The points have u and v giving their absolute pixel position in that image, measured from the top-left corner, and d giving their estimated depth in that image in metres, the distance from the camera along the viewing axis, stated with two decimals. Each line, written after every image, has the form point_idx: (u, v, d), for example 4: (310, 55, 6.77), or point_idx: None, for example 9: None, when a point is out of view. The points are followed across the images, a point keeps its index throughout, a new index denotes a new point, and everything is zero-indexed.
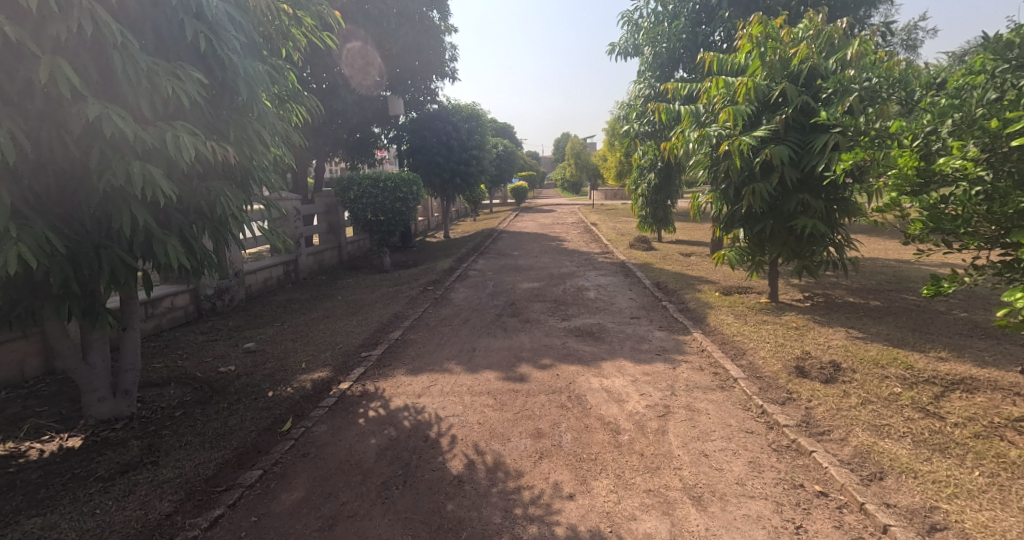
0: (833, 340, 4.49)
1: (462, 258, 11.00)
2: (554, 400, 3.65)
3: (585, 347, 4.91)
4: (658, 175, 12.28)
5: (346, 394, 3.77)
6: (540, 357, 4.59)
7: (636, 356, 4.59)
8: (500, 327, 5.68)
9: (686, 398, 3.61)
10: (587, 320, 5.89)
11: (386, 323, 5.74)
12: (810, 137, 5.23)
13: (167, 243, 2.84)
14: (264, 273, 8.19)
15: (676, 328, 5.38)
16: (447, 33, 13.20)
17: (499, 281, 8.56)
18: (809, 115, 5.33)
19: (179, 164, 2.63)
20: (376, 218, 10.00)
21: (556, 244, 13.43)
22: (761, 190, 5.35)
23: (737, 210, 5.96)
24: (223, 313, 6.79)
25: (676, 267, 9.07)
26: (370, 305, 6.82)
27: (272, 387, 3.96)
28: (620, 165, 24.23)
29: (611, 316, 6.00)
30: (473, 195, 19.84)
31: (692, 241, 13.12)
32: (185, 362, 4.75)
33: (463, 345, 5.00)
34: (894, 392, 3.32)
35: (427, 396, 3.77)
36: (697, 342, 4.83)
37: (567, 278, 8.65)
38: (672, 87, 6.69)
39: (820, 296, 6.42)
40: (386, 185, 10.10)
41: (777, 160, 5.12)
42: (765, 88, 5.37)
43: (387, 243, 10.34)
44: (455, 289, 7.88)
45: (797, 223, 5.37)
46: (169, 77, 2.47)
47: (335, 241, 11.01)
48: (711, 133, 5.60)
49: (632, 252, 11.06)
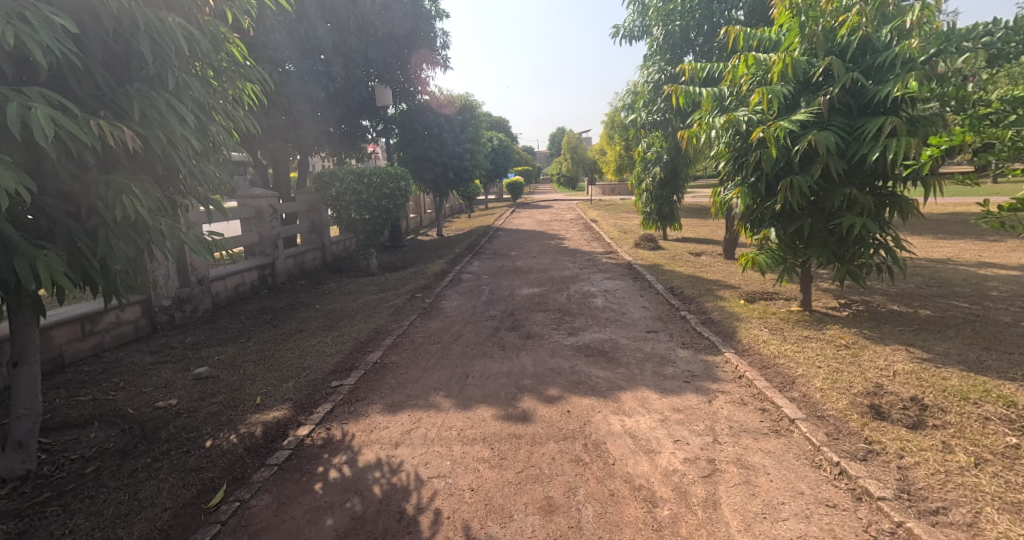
0: (896, 364, 3.75)
1: (455, 259, 10.22)
2: (567, 452, 2.89)
3: (598, 372, 4.14)
4: (664, 169, 11.51)
5: (305, 444, 2.97)
6: (546, 387, 3.83)
7: (660, 384, 3.84)
8: (497, 345, 4.91)
9: (734, 449, 2.86)
10: (598, 335, 5.14)
11: (365, 342, 4.93)
12: (859, 121, 4.48)
13: (43, 258, 2.12)
14: (235, 279, 7.40)
15: (701, 346, 4.63)
16: (438, 18, 12.41)
17: (495, 285, 7.80)
18: (857, 95, 4.57)
19: (42, 148, 1.91)
20: (360, 217, 9.16)
21: (555, 243, 12.68)
22: (800, 184, 4.62)
23: (769, 207, 5.23)
24: (183, 326, 6.00)
25: (689, 269, 8.34)
26: (350, 318, 6.01)
27: (214, 431, 3.15)
28: (620, 159, 23.48)
29: (624, 330, 5.24)
30: (467, 190, 19.03)
31: (698, 239, 12.42)
32: (119, 392, 3.93)
33: (453, 370, 4.23)
34: (1011, 445, 2.56)
35: (407, 446, 2.99)
36: (731, 366, 4.08)
37: (570, 281, 7.90)
38: (690, 67, 5.96)
39: (859, 303, 5.68)
40: (371, 181, 9.18)
41: (821, 148, 4.38)
42: (804, 66, 4.66)
43: (374, 244, 9.54)
44: (447, 296, 7.10)
45: (842, 222, 4.61)
46: (13, 21, 1.74)
47: (318, 241, 10.21)
48: (741, 117, 4.91)
49: (638, 251, 10.33)
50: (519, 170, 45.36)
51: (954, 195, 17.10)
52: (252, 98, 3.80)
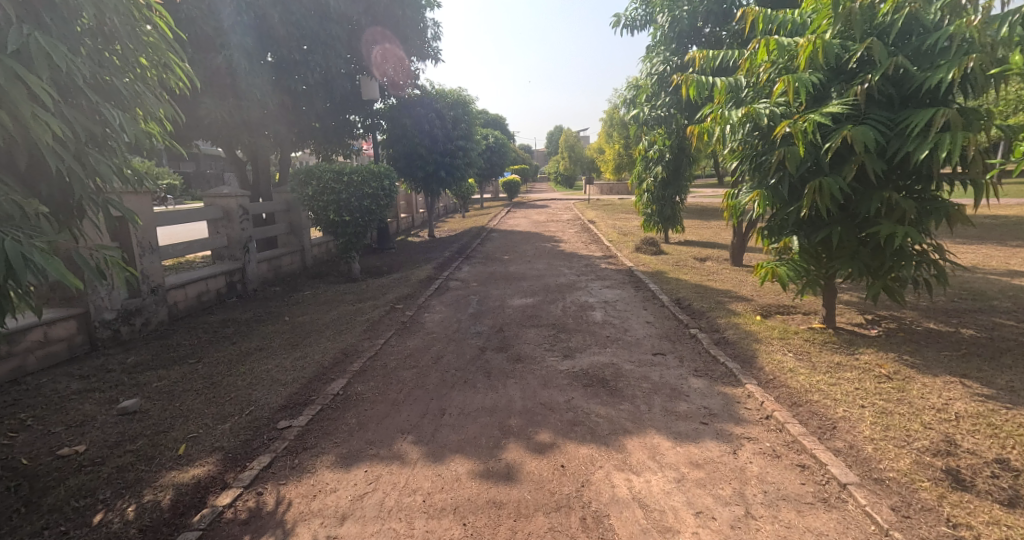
0: (955, 403, 3.13)
1: (444, 264, 9.60)
2: (560, 532, 2.25)
3: (598, 408, 3.52)
4: (666, 168, 10.93)
5: (222, 520, 2.32)
6: (535, 431, 3.20)
7: (671, 427, 3.22)
8: (481, 371, 4.29)
9: (774, 528, 2.23)
10: (597, 359, 4.52)
11: (329, 366, 4.27)
12: (902, 113, 3.84)
13: None
14: (197, 286, 6.73)
15: (717, 374, 4.02)
16: (430, 7, 11.77)
17: (485, 294, 7.18)
18: (900, 83, 3.92)
19: None
20: (340, 218, 8.47)
21: (551, 245, 12.06)
22: (831, 187, 4.01)
23: (792, 213, 4.60)
24: (131, 342, 5.33)
25: (694, 277, 7.75)
26: (319, 334, 5.37)
27: (112, 496, 2.48)
28: (618, 158, 22.89)
29: (627, 354, 4.62)
30: (461, 189, 18.42)
31: (701, 242, 11.84)
32: (21, 433, 3.25)
33: (427, 406, 3.59)
34: None
35: (357, 521, 2.34)
36: (756, 403, 3.45)
37: (567, 291, 7.29)
38: (701, 54, 5.34)
39: (890, 320, 5.07)
40: (351, 180, 8.50)
41: (859, 145, 3.75)
42: (837, 51, 4.03)
43: (356, 247, 8.89)
44: (431, 307, 6.47)
45: (880, 231, 3.98)
46: None
47: (297, 244, 9.56)
48: (763, 110, 4.29)
49: (639, 256, 9.72)
50: (515, 168, 44.77)
51: (962, 196, 16.62)
52: (177, 80, 3.18)
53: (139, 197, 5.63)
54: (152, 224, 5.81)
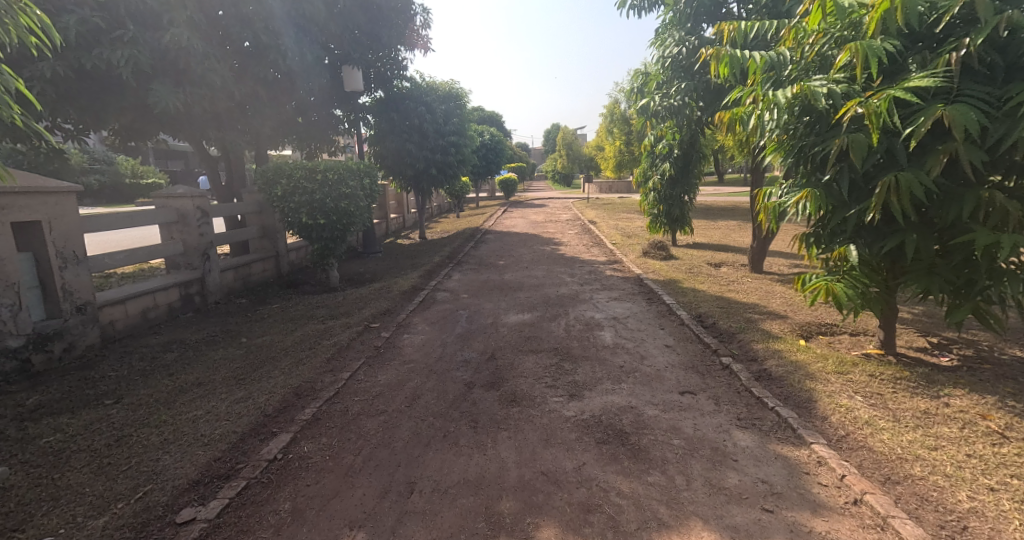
0: None
1: (433, 271, 8.72)
2: None
3: (618, 482, 2.63)
4: (674, 165, 10.10)
5: None
6: (535, 525, 2.31)
7: (723, 517, 2.33)
8: (467, 419, 3.40)
9: None
10: (611, 401, 3.65)
11: (273, 414, 3.35)
12: (1013, 87, 2.95)
13: None
14: (141, 301, 5.82)
15: (767, 425, 3.14)
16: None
17: (476, 309, 6.30)
18: (1006, 50, 3.03)
19: None
20: (314, 222, 7.54)
21: (550, 248, 11.19)
22: (913, 183, 3.13)
23: (852, 216, 3.71)
24: (45, 374, 4.42)
25: (712, 287, 6.89)
26: (274, 363, 4.46)
27: None
28: (620, 155, 22.07)
29: (647, 393, 3.76)
30: (455, 188, 17.56)
31: (712, 245, 11.02)
32: None
33: (391, 479, 2.69)
34: None
35: None
36: (832, 473, 2.55)
37: (569, 303, 6.44)
38: (735, 25, 4.48)
39: (962, 346, 4.22)
40: (325, 178, 7.55)
41: (958, 128, 2.86)
42: (920, 10, 3.16)
43: (334, 253, 8.00)
44: (413, 326, 5.58)
45: (978, 240, 3.07)
46: None
47: (271, 249, 8.66)
48: (821, 88, 3.44)
49: (647, 261, 8.88)
50: (512, 166, 43.90)
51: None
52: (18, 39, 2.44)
53: (61, 198, 4.75)
54: (79, 231, 4.92)
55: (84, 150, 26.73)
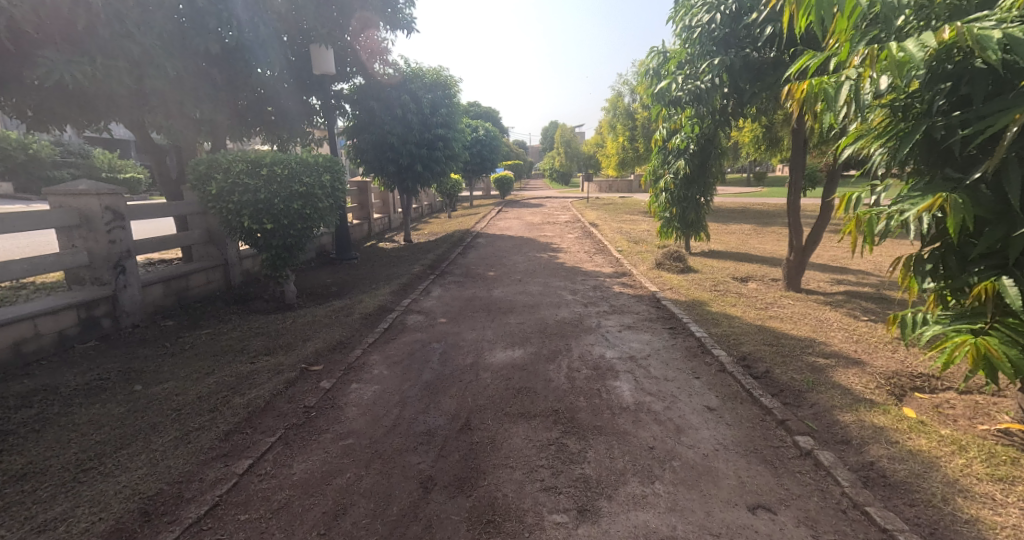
0: None
1: (409, 284, 7.38)
2: None
3: None
4: (689, 162, 8.85)
5: None
6: None
7: None
8: None
9: None
10: (642, 526, 2.33)
11: None
12: None
13: None
14: (13, 331, 4.49)
15: None
16: None
17: (453, 341, 4.95)
18: None
19: None
20: (259, 227, 6.19)
21: (548, 255, 9.88)
22: None
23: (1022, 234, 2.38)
24: None
25: (747, 312, 5.59)
26: (153, 434, 3.10)
27: None
28: (622, 152, 20.83)
29: (700, 507, 2.43)
30: (445, 186, 16.22)
31: (731, 254, 9.74)
32: None
33: None
34: None
35: None
36: None
37: (573, 333, 5.12)
38: None
39: None
40: (272, 173, 6.20)
41: None
42: None
43: (288, 264, 6.64)
44: (368, 370, 4.23)
45: None
46: None
47: (218, 257, 7.29)
48: (997, 30, 2.11)
49: (661, 275, 7.56)
50: (509, 164, 42.59)
51: None
52: None
53: None
54: None
55: (57, 142, 25.44)
